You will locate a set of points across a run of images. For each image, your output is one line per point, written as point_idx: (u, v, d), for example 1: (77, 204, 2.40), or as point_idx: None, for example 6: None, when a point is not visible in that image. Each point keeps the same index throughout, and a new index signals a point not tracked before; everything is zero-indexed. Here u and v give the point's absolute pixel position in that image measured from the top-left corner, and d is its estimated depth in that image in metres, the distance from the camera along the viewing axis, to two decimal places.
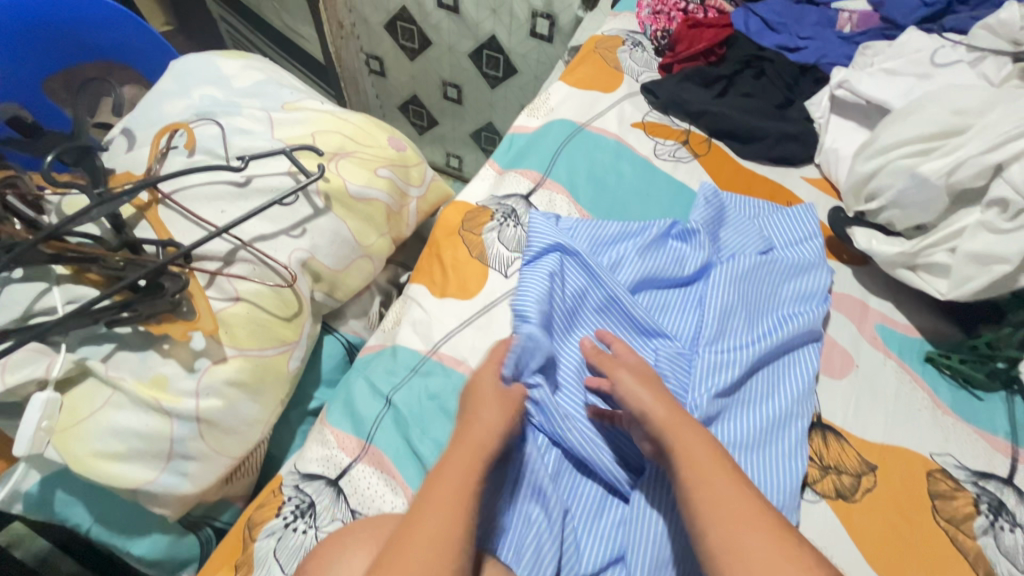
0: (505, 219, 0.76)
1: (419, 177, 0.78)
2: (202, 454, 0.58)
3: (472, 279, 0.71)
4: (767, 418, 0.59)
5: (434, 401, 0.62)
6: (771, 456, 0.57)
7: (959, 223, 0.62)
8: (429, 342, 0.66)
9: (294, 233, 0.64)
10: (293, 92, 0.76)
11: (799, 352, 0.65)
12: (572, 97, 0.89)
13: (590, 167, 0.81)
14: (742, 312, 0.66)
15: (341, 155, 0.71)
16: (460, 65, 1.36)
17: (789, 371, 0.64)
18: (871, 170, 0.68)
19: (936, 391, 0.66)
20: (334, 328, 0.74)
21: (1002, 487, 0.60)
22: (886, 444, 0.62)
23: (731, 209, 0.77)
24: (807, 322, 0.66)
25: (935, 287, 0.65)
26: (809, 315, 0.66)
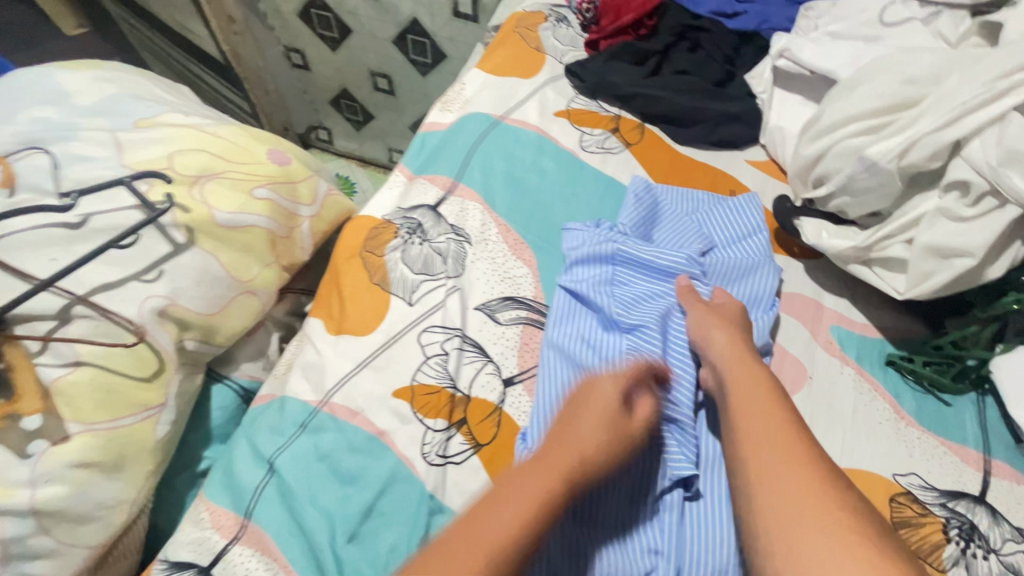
0: (411, 236, 0.66)
1: (310, 193, 0.69)
2: (49, 551, 0.48)
3: (373, 310, 0.62)
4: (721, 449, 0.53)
5: (324, 462, 0.53)
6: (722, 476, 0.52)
7: (916, 211, 0.54)
8: (320, 391, 0.57)
9: (148, 277, 0.55)
10: (151, 106, 0.66)
11: None
12: (489, 86, 0.79)
13: (509, 167, 0.71)
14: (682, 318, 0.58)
15: (206, 178, 0.60)
16: (385, 53, 1.24)
17: None
18: (817, 153, 0.60)
19: (899, 400, 0.59)
20: (224, 375, 0.64)
21: (974, 507, 0.53)
22: (845, 468, 0.55)
23: (667, 205, 0.68)
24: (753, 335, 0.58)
25: (892, 284, 0.57)
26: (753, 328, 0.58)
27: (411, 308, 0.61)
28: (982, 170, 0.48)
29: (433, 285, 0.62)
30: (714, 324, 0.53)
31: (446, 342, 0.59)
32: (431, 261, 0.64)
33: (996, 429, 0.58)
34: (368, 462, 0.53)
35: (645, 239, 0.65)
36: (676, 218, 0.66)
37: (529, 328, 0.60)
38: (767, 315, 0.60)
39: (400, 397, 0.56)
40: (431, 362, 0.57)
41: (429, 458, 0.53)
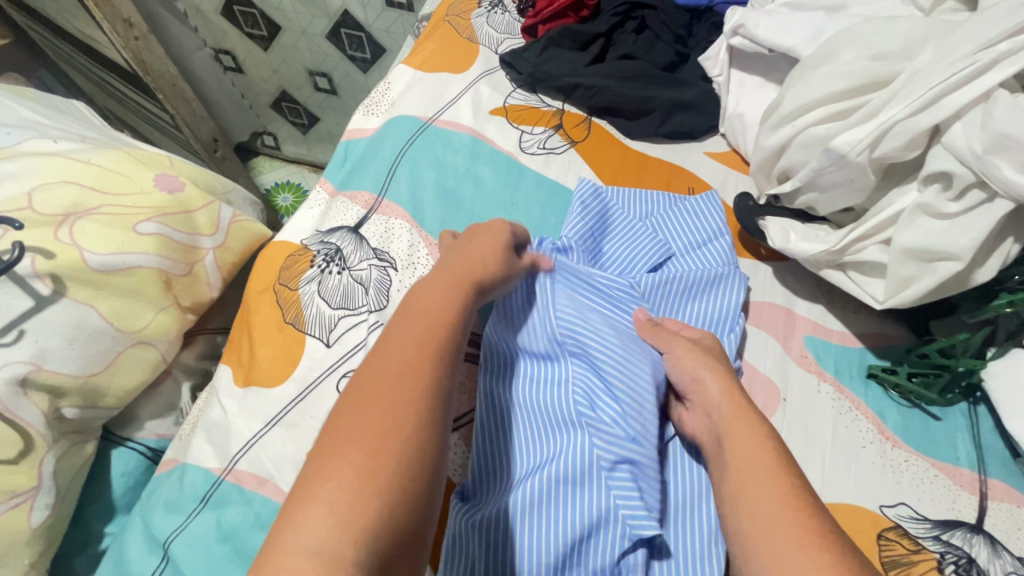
0: (329, 263, 0.58)
1: (211, 221, 0.61)
2: None
3: (286, 354, 0.54)
4: (705, 484, 0.46)
5: (228, 543, 0.46)
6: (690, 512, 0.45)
7: (893, 208, 0.47)
8: (224, 456, 0.49)
9: (3, 341, 0.46)
10: (11, 132, 0.56)
11: None
12: (416, 84, 0.70)
13: (439, 176, 0.63)
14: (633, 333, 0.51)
15: (76, 217, 0.52)
16: (320, 50, 1.14)
17: None
18: (781, 143, 0.52)
19: (883, 417, 0.52)
20: (125, 438, 0.57)
21: (972, 537, 0.47)
22: (824, 503, 0.48)
23: (619, 211, 0.60)
24: None
25: (869, 292, 0.50)
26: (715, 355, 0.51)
27: (329, 350, 0.53)
28: (966, 159, 0.41)
29: (355, 321, 0.54)
30: (687, 362, 0.47)
31: None
32: (351, 293, 0.56)
33: (992, 443, 0.52)
34: None
35: (594, 252, 0.57)
36: (626, 226, 0.59)
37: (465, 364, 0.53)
38: (732, 336, 0.53)
39: None
40: None
41: None
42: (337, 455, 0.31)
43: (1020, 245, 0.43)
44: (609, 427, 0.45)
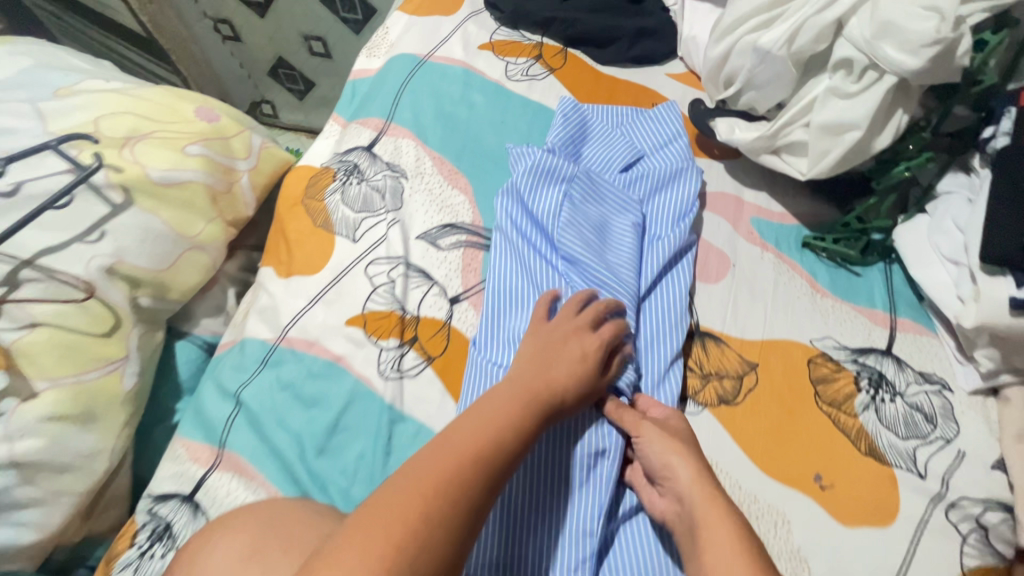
0: (349, 177, 0.68)
1: (245, 147, 0.70)
2: (36, 499, 0.52)
3: (319, 250, 0.64)
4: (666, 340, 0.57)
5: (287, 390, 0.56)
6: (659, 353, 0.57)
7: (809, 95, 0.58)
8: (276, 329, 0.60)
9: (90, 239, 0.56)
10: (71, 75, 0.66)
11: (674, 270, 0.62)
12: (411, 27, 0.79)
13: (437, 102, 0.73)
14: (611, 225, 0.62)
15: (135, 139, 0.61)
16: (314, 13, 1.22)
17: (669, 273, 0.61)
18: (723, 52, 0.63)
19: (814, 275, 0.64)
20: (185, 332, 0.67)
21: (882, 359, 0.59)
22: (766, 340, 0.60)
23: (596, 123, 0.70)
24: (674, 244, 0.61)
25: (797, 168, 0.61)
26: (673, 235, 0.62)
27: (355, 245, 0.64)
28: (860, 45, 0.52)
29: (375, 220, 0.65)
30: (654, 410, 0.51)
31: (391, 271, 0.61)
32: (369, 199, 0.66)
33: (903, 291, 0.64)
34: (328, 385, 0.56)
35: (574, 155, 0.67)
36: (605, 136, 0.69)
37: (470, 249, 0.63)
38: (687, 218, 0.63)
39: (353, 325, 0.59)
40: (379, 291, 0.61)
41: (385, 374, 0.57)
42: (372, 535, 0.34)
43: (908, 116, 0.54)
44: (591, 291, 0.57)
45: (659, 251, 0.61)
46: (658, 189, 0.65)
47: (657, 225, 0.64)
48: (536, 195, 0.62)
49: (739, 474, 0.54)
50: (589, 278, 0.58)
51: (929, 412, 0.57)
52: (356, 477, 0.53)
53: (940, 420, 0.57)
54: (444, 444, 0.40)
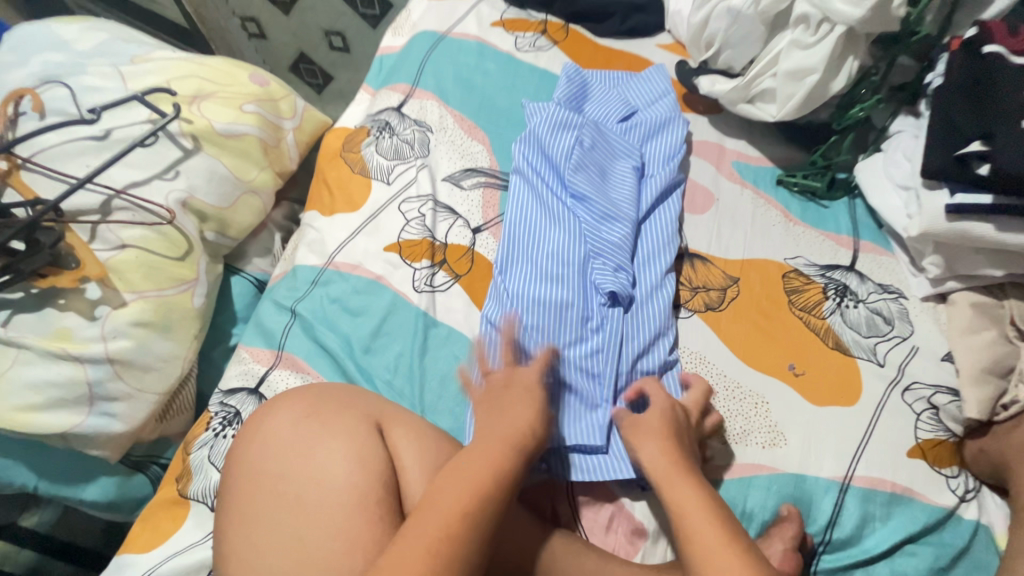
0: (381, 132, 0.78)
1: (290, 109, 0.81)
2: (125, 394, 0.61)
3: (357, 192, 0.74)
4: (661, 259, 0.67)
5: (335, 304, 0.66)
6: (657, 270, 0.66)
7: (776, 49, 0.68)
8: (324, 256, 0.70)
9: (167, 177, 0.66)
10: (143, 47, 0.76)
11: (666, 204, 0.71)
12: (431, 9, 0.90)
13: (457, 70, 0.83)
14: (610, 169, 0.72)
15: (201, 97, 0.72)
16: (335, 10, 1.33)
17: (662, 207, 0.71)
18: (704, 17, 0.73)
19: (787, 207, 0.74)
20: (239, 269, 0.76)
21: (847, 274, 0.69)
22: (746, 259, 0.69)
23: (595, 86, 0.81)
24: (665, 182, 0.71)
25: (768, 113, 0.72)
26: (664, 174, 0.72)
27: (389, 187, 0.74)
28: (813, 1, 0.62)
29: (406, 166, 0.75)
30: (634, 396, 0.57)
31: (421, 207, 0.71)
32: (401, 150, 0.76)
33: (865, 219, 0.73)
34: (370, 299, 0.66)
35: (578, 109, 0.77)
36: (605, 96, 0.79)
37: (488, 189, 0.73)
38: (676, 159, 0.73)
39: (390, 251, 0.68)
40: (412, 223, 0.70)
41: (419, 289, 0.66)
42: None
43: (859, 61, 0.64)
44: (596, 221, 0.67)
45: (653, 188, 0.71)
46: (651, 137, 0.75)
47: (652, 166, 0.73)
48: (551, 136, 0.72)
49: (724, 365, 0.63)
50: (596, 205, 0.68)
51: (887, 315, 0.67)
52: (397, 371, 0.62)
53: (898, 321, 0.66)
54: (421, 518, 0.42)
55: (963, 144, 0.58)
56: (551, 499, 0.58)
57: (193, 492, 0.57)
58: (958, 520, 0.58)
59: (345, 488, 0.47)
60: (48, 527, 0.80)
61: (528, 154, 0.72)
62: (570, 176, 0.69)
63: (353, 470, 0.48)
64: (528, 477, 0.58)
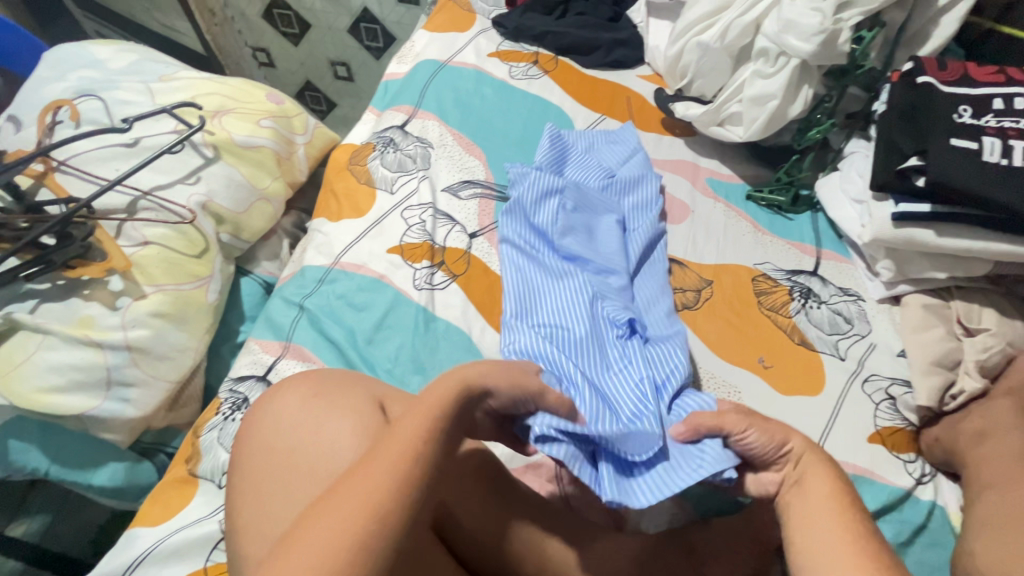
0: (386, 148, 0.85)
1: (303, 126, 0.87)
2: (140, 380, 0.65)
3: (363, 200, 0.80)
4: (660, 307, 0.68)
5: (341, 299, 0.71)
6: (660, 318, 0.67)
7: (740, 78, 0.77)
8: (331, 256, 0.75)
9: (189, 181, 0.72)
10: (170, 67, 0.83)
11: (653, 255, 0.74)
12: (433, 41, 0.99)
13: (456, 94, 0.91)
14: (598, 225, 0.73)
15: (222, 112, 0.78)
16: (342, 42, 1.42)
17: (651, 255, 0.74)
18: (677, 51, 0.82)
19: (756, 219, 0.81)
20: (249, 270, 0.82)
21: (810, 278, 0.76)
22: (719, 264, 0.76)
23: (572, 146, 0.82)
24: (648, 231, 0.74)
25: (735, 134, 0.80)
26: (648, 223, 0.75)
27: (393, 196, 0.80)
28: (771, 38, 0.71)
29: (408, 178, 0.81)
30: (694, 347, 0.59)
31: (422, 214, 0.77)
32: (404, 163, 0.83)
33: (826, 230, 0.81)
34: (373, 295, 0.71)
35: (559, 172, 0.79)
36: (583, 157, 0.81)
37: (484, 199, 0.80)
38: (655, 210, 0.77)
39: (393, 252, 0.74)
40: (413, 228, 0.76)
41: (419, 286, 0.72)
42: (341, 495, 0.39)
43: (812, 90, 0.73)
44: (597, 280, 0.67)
45: (639, 240, 0.73)
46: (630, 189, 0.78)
47: (634, 218, 0.76)
48: (534, 210, 0.73)
49: (700, 359, 0.69)
50: (592, 265, 0.69)
51: (848, 315, 0.73)
52: (398, 360, 0.67)
53: (857, 320, 0.73)
54: (392, 431, 0.44)
55: (903, 160, 0.65)
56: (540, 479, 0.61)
57: (203, 471, 0.60)
58: (917, 500, 0.62)
59: (342, 448, 0.50)
60: (35, 537, 0.77)
61: (517, 228, 0.73)
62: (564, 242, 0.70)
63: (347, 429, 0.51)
64: (519, 459, 0.62)
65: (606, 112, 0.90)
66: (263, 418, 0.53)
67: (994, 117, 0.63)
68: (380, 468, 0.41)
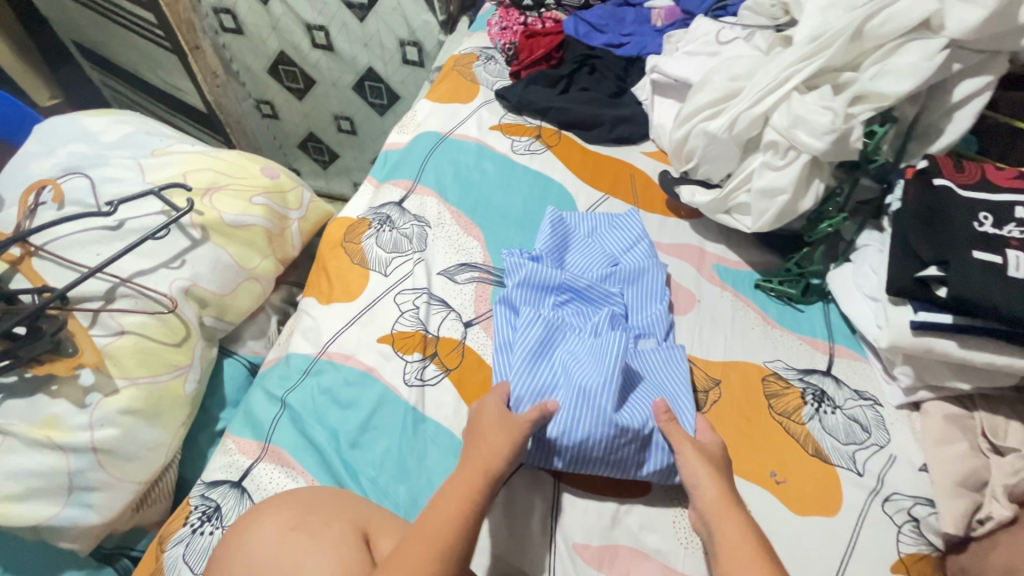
0: (382, 225, 0.83)
1: (297, 200, 0.85)
2: (104, 484, 0.60)
3: (356, 282, 0.77)
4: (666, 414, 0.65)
5: (326, 395, 0.67)
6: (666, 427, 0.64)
7: (749, 169, 0.75)
8: (319, 344, 0.72)
9: (174, 265, 0.69)
10: (164, 140, 0.82)
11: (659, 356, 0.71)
12: (435, 111, 0.98)
13: (456, 169, 0.89)
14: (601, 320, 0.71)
15: (214, 189, 0.76)
16: (346, 98, 1.42)
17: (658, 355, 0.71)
18: (682, 136, 0.81)
19: (766, 310, 0.78)
20: (233, 351, 0.78)
21: (823, 378, 0.72)
22: (726, 361, 0.72)
23: (575, 234, 0.81)
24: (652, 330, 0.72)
25: (743, 224, 0.78)
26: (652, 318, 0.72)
27: (386, 278, 0.77)
28: (780, 132, 0.69)
29: (403, 260, 0.78)
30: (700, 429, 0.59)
31: (416, 299, 0.74)
32: (399, 243, 0.80)
33: (838, 324, 0.77)
34: (361, 391, 0.67)
35: (559, 262, 0.77)
36: (585, 250, 0.79)
37: (482, 284, 0.77)
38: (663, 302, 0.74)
39: (384, 342, 0.71)
40: (406, 315, 0.73)
41: (409, 381, 0.68)
42: None
43: (824, 183, 0.70)
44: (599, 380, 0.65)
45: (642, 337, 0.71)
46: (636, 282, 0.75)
47: (639, 314, 0.74)
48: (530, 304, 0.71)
49: None
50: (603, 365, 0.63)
51: (864, 422, 0.69)
52: (383, 467, 0.62)
53: (875, 429, 0.68)
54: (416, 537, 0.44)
55: (922, 267, 0.62)
56: None
57: None
58: None
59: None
60: None
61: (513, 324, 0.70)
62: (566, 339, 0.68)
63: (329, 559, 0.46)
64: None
65: (609, 191, 0.88)
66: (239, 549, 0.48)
67: (1017, 226, 0.60)
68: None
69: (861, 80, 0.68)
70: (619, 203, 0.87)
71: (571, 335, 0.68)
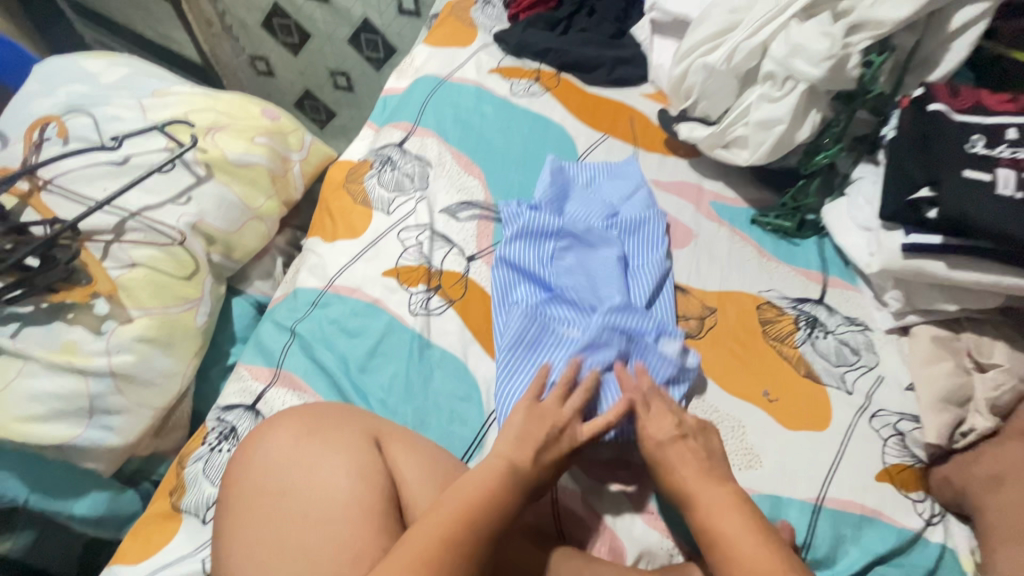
0: (383, 166, 0.84)
1: (299, 142, 0.86)
2: (124, 407, 0.62)
3: (359, 220, 0.78)
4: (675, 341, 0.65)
5: (334, 325, 0.69)
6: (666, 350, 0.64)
7: (745, 101, 0.75)
8: (325, 279, 0.73)
9: (180, 201, 0.70)
10: (163, 81, 0.82)
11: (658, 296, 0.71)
12: (434, 55, 0.97)
13: (455, 111, 0.90)
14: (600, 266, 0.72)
15: (216, 129, 0.77)
16: (342, 52, 1.41)
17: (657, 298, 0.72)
18: (681, 72, 0.81)
19: (761, 244, 0.80)
20: (241, 291, 0.80)
21: (816, 307, 0.74)
22: (722, 291, 0.75)
23: (575, 184, 0.81)
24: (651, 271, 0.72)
25: (739, 158, 0.78)
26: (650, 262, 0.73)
27: (389, 216, 0.78)
28: (778, 62, 0.70)
29: (406, 198, 0.80)
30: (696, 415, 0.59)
31: (419, 235, 0.76)
32: (401, 182, 0.81)
33: (833, 257, 0.79)
34: (368, 321, 0.69)
35: (560, 211, 0.78)
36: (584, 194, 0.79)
37: (483, 221, 0.78)
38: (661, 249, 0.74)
39: (389, 275, 0.72)
40: (410, 250, 0.74)
41: (415, 312, 0.70)
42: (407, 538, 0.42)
43: (820, 114, 0.71)
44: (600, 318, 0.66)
45: (642, 279, 0.71)
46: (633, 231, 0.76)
47: (638, 258, 0.74)
48: (526, 254, 0.71)
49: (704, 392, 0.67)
50: (604, 307, 0.66)
51: (855, 345, 0.71)
52: (392, 390, 0.64)
53: (864, 352, 0.71)
54: (463, 487, 0.47)
55: (914, 190, 0.64)
56: (554, 522, 0.58)
57: (185, 505, 0.58)
58: (926, 543, 0.60)
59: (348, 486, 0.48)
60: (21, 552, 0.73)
61: (511, 274, 0.71)
62: (564, 285, 0.69)
63: (356, 477, 0.49)
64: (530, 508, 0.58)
65: (608, 131, 0.89)
66: (261, 449, 0.52)
67: (1009, 147, 0.61)
68: (425, 528, 0.43)
69: (861, 7, 0.68)
70: (618, 143, 0.87)
71: (570, 283, 0.69)
